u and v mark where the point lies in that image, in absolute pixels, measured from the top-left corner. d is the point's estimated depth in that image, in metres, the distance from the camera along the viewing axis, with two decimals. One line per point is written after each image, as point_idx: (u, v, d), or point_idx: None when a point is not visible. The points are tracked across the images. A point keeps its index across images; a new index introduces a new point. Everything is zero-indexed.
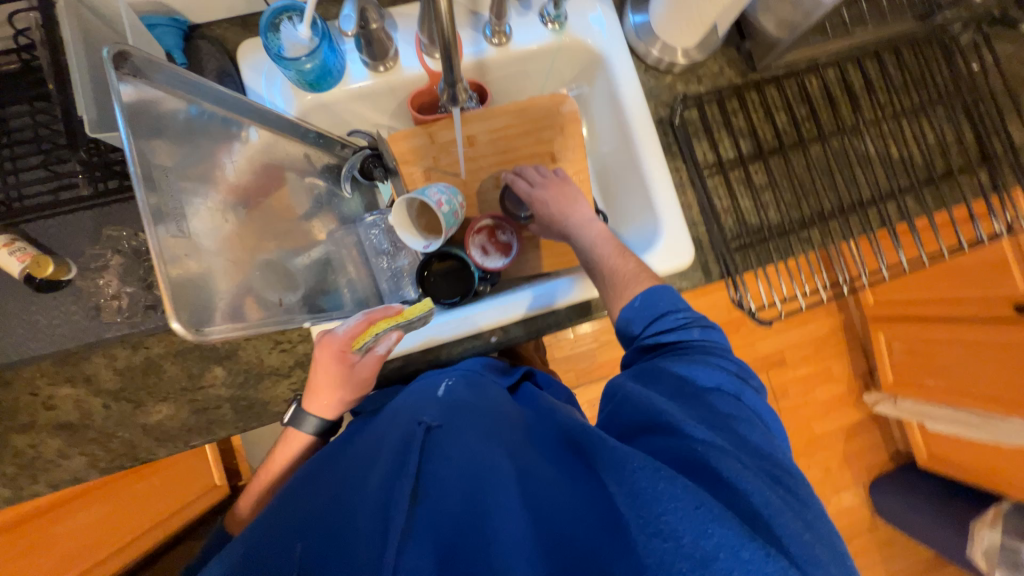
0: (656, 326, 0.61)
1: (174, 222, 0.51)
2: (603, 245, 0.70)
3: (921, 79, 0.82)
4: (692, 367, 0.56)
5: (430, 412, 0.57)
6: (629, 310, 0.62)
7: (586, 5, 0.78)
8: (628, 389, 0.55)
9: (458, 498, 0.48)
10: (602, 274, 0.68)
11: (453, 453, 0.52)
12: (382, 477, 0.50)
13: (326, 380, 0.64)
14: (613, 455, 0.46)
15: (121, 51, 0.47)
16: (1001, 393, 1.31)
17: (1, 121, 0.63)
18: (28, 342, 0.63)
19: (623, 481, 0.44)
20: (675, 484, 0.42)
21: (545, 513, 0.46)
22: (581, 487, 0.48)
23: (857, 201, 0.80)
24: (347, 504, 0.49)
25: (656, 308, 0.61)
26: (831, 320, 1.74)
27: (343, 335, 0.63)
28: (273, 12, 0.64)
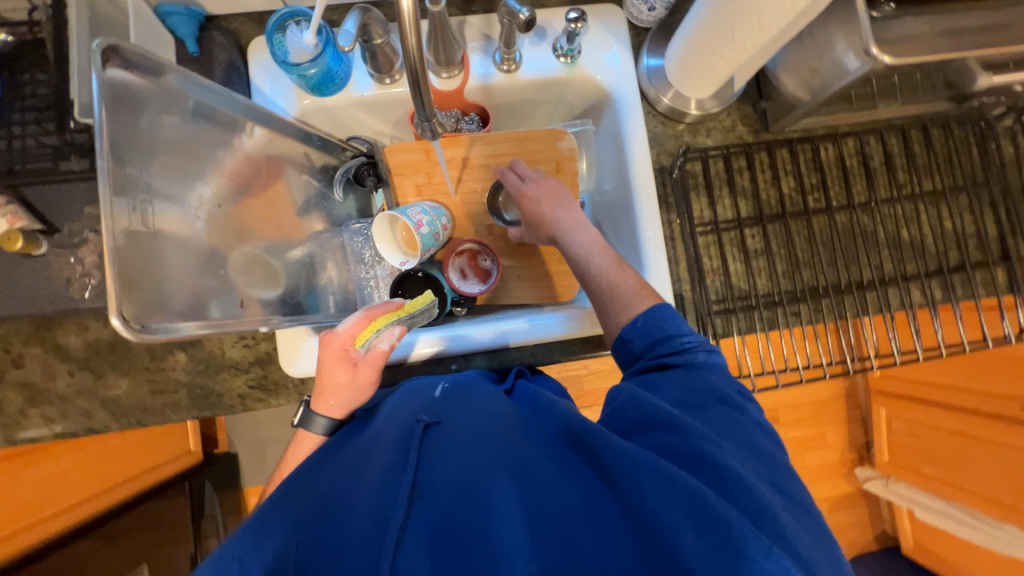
0: (660, 343, 0.55)
1: (138, 212, 0.49)
2: (592, 251, 0.66)
3: (946, 162, 0.78)
4: (692, 378, 0.51)
5: (427, 412, 0.56)
6: (629, 329, 0.57)
7: (602, 42, 0.76)
8: (631, 391, 0.50)
9: (454, 493, 0.45)
10: (595, 294, 0.63)
11: (449, 451, 0.50)
12: (380, 476, 0.49)
13: (331, 381, 0.63)
14: (609, 450, 0.44)
15: (113, 45, 0.46)
16: (1002, 496, 1.24)
17: (16, 89, 0.66)
18: (5, 301, 0.65)
19: (623, 479, 0.42)
20: (677, 489, 0.40)
21: (545, 502, 0.44)
22: (581, 476, 0.46)
23: (856, 282, 0.76)
24: (346, 503, 0.48)
25: (659, 331, 0.55)
26: (833, 385, 1.67)
27: (343, 334, 0.61)
28: (281, 15, 0.65)
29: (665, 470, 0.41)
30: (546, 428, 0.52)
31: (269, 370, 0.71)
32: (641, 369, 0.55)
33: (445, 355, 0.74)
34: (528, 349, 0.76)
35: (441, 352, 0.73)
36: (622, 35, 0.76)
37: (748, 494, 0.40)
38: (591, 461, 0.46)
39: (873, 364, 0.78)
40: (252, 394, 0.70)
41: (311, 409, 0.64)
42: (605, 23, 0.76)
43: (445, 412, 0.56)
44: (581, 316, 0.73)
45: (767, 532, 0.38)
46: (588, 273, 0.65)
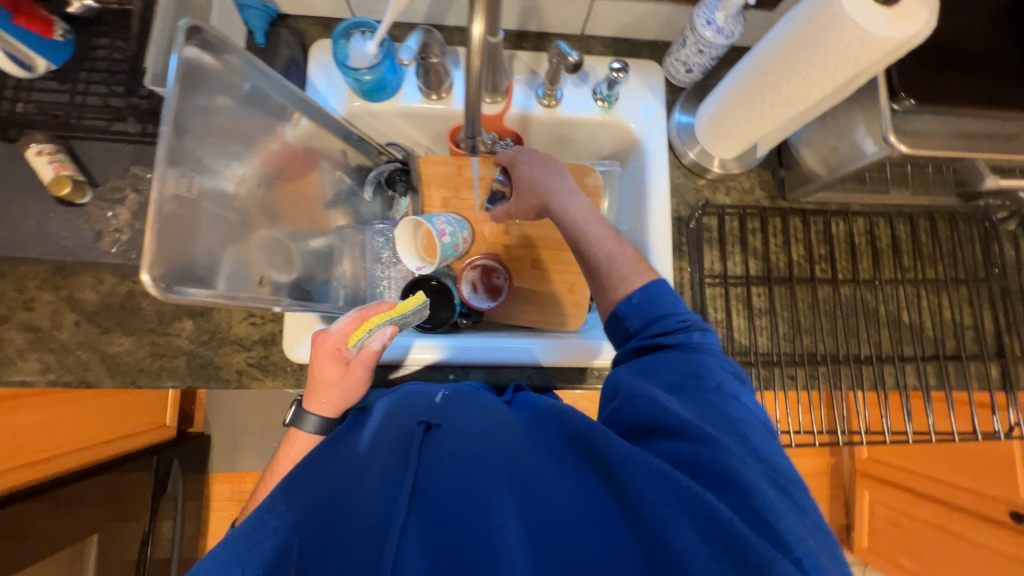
0: (658, 326, 0.55)
1: (186, 180, 0.52)
2: (587, 222, 0.63)
3: (950, 253, 0.81)
4: (691, 362, 0.52)
5: (429, 412, 0.57)
6: (624, 306, 0.56)
7: (639, 93, 0.81)
8: (629, 388, 0.51)
9: (455, 492, 0.47)
10: (593, 265, 0.61)
11: (451, 452, 0.51)
12: (382, 473, 0.50)
13: (321, 378, 0.61)
14: (614, 456, 0.45)
15: (196, 26, 0.50)
16: None
17: (89, 51, 0.70)
18: (31, 243, 0.67)
19: (626, 483, 0.44)
20: (675, 492, 0.42)
21: (547, 501, 0.45)
22: (585, 477, 0.47)
23: (854, 355, 0.78)
24: (352, 495, 0.48)
25: (655, 308, 0.55)
26: (819, 460, 1.65)
27: (336, 333, 0.61)
28: (349, 24, 0.70)
29: (666, 474, 0.43)
30: (550, 429, 0.53)
31: (270, 351, 0.71)
32: (636, 352, 0.55)
33: (444, 364, 0.74)
34: (527, 371, 0.77)
35: (440, 361, 0.73)
36: (658, 90, 0.81)
37: (749, 496, 0.41)
38: (595, 466, 0.47)
39: (863, 439, 0.78)
40: (250, 371, 0.71)
41: (303, 408, 0.63)
42: (644, 76, 0.81)
43: (448, 414, 0.57)
44: (579, 346, 0.75)
45: (769, 538, 0.40)
46: (585, 241, 0.62)
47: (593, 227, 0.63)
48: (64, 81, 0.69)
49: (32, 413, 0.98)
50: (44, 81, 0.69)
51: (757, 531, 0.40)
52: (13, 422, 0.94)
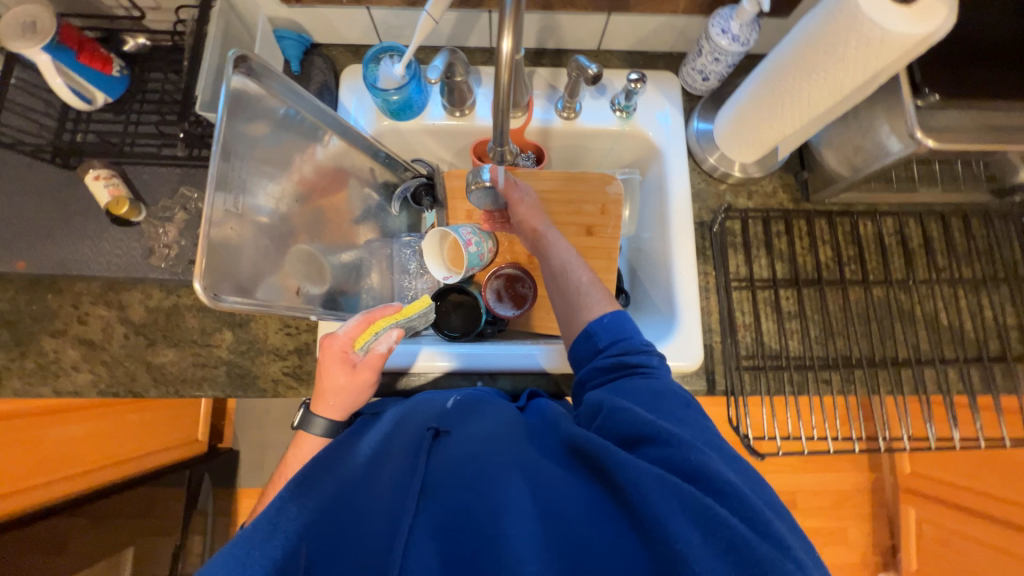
0: (622, 345, 0.57)
1: (232, 196, 0.55)
2: (569, 270, 0.67)
3: (987, 252, 0.79)
4: (655, 383, 0.53)
5: (439, 420, 0.58)
6: (594, 325, 0.59)
7: (657, 103, 0.83)
8: (608, 401, 0.51)
9: (461, 497, 0.47)
10: (573, 288, 0.65)
11: (459, 457, 0.51)
12: (393, 478, 0.51)
13: (325, 381, 0.61)
14: (611, 460, 0.44)
15: (244, 55, 0.54)
16: None
17: (142, 84, 0.76)
18: (88, 261, 0.72)
19: (628, 487, 0.43)
20: (676, 494, 0.41)
21: (551, 504, 0.45)
22: (585, 483, 0.47)
23: (891, 358, 0.75)
24: (360, 500, 0.48)
25: (622, 329, 0.58)
26: (858, 475, 1.57)
27: (342, 335, 0.62)
28: (379, 49, 0.74)
29: (666, 477, 0.42)
30: (553, 437, 0.53)
31: (304, 360, 0.74)
32: (601, 369, 0.56)
33: (474, 371, 0.75)
34: (554, 377, 0.77)
35: (471, 368, 0.75)
36: (676, 100, 0.83)
37: (742, 500, 0.42)
38: (596, 473, 0.47)
39: (906, 446, 0.75)
40: (285, 380, 0.73)
41: (309, 412, 0.62)
42: (661, 87, 0.84)
43: (455, 421, 0.57)
44: None
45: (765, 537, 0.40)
46: (570, 267, 0.67)
47: (575, 259, 0.69)
48: (120, 112, 0.75)
49: (73, 426, 1.02)
50: (101, 113, 0.75)
51: (752, 531, 0.40)
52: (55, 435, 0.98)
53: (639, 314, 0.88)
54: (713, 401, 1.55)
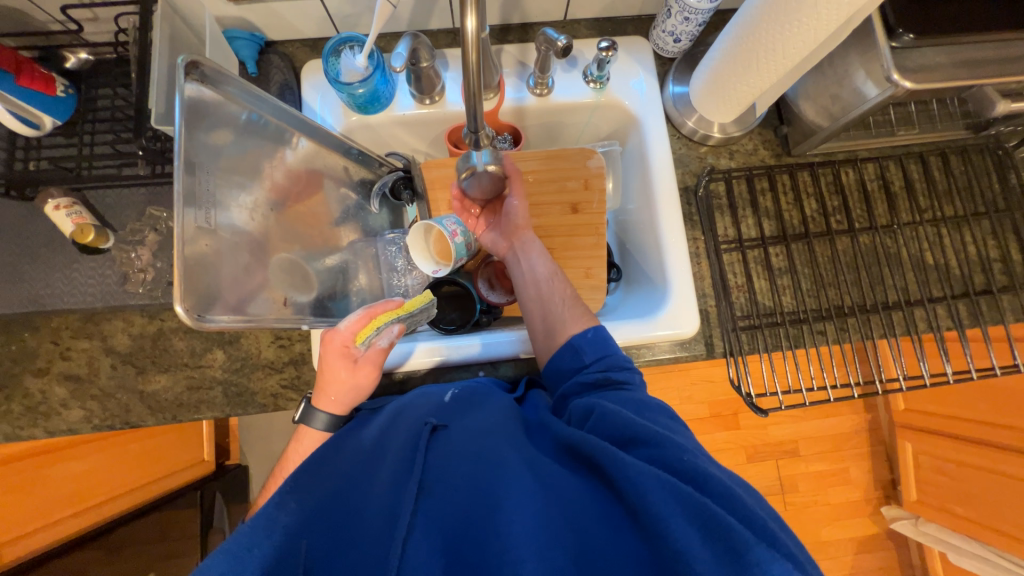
0: (604, 361, 0.60)
1: (203, 211, 0.53)
2: (550, 282, 0.70)
3: (966, 188, 0.79)
4: (635, 397, 0.56)
5: (435, 414, 0.57)
6: (579, 339, 0.62)
7: (630, 70, 0.81)
8: (599, 406, 0.52)
9: (463, 494, 0.47)
10: (558, 299, 0.68)
11: (457, 455, 0.50)
12: (391, 475, 0.50)
13: (329, 376, 0.61)
14: (609, 459, 0.44)
15: (194, 60, 0.51)
16: None
17: (91, 102, 0.72)
18: (61, 295, 0.69)
19: (626, 487, 0.43)
20: (675, 494, 0.41)
21: (551, 503, 0.45)
22: (584, 481, 0.47)
23: (881, 303, 0.76)
24: (360, 504, 0.49)
25: (605, 345, 0.61)
26: (856, 418, 1.62)
27: (344, 330, 0.60)
28: (338, 40, 0.71)
29: (665, 478, 0.42)
30: (550, 435, 0.53)
31: (302, 370, 0.72)
32: (587, 382, 0.58)
33: (474, 362, 0.74)
34: None
35: (470, 358, 0.74)
36: (649, 65, 0.82)
37: (739, 503, 0.42)
38: (594, 470, 0.47)
39: (902, 386, 0.77)
40: (284, 393, 0.72)
41: (310, 406, 0.62)
42: (632, 53, 0.82)
43: (453, 415, 0.57)
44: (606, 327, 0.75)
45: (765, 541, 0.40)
46: (554, 279, 0.71)
47: (557, 272, 0.72)
48: (71, 135, 0.71)
49: (73, 464, 1.00)
50: (51, 138, 0.71)
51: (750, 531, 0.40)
52: (57, 475, 0.96)
53: (632, 287, 0.88)
54: (711, 363, 1.58)
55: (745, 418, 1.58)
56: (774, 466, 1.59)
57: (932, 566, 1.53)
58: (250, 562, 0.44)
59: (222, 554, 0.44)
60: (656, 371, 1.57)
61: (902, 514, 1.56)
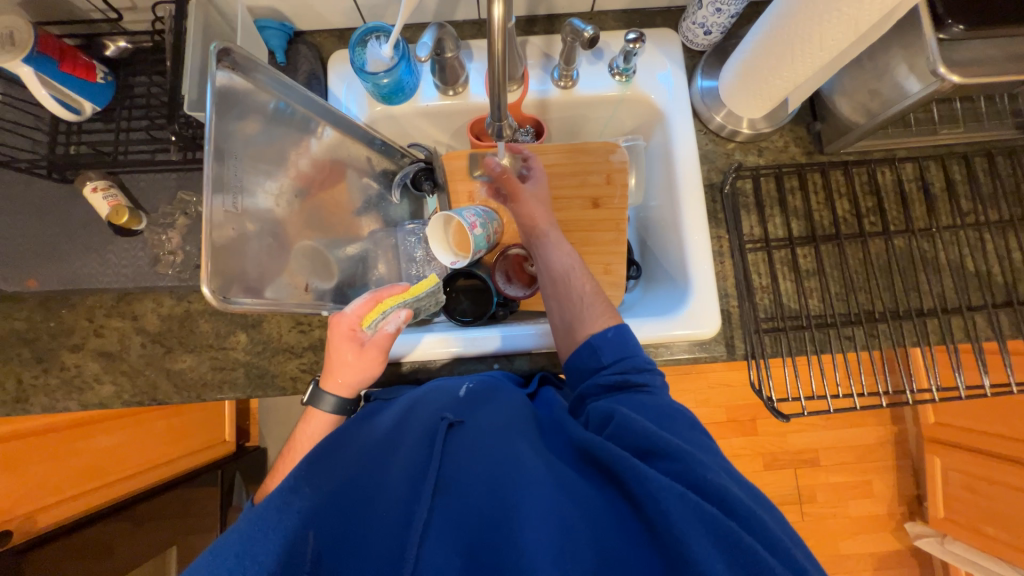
0: (624, 362, 0.59)
1: (230, 196, 0.54)
2: (574, 275, 0.69)
3: (1014, 192, 0.75)
4: (658, 400, 0.55)
5: (451, 409, 0.56)
6: (600, 339, 0.60)
7: (657, 62, 0.80)
8: (619, 413, 0.51)
9: (480, 494, 0.47)
10: (576, 296, 0.66)
11: (474, 453, 0.50)
12: (407, 470, 0.50)
13: (337, 359, 0.62)
14: (630, 471, 0.45)
15: (225, 47, 0.52)
16: None
17: (129, 89, 0.75)
18: (97, 274, 0.72)
19: (647, 502, 0.43)
20: (698, 514, 0.41)
21: (568, 510, 0.45)
22: (602, 490, 0.47)
23: (915, 309, 0.73)
24: (375, 497, 0.48)
25: (627, 344, 0.60)
26: (882, 429, 1.57)
27: (351, 314, 0.61)
28: (364, 30, 0.71)
29: (688, 496, 0.42)
30: (568, 440, 0.53)
31: (320, 356, 0.74)
32: (608, 385, 0.58)
33: (488, 355, 0.75)
34: None
35: (485, 352, 0.74)
36: (677, 58, 0.80)
37: (760, 526, 0.42)
38: (612, 479, 0.47)
39: (934, 397, 0.73)
40: (303, 377, 0.74)
41: (320, 388, 0.63)
42: (660, 45, 0.80)
43: (468, 410, 0.57)
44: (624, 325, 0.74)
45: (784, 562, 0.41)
46: (574, 275, 0.69)
47: (578, 266, 0.70)
48: (110, 121, 0.74)
49: (101, 438, 1.04)
50: (91, 123, 0.74)
51: (769, 553, 0.41)
52: (86, 448, 1.00)
53: (652, 285, 0.86)
54: (731, 366, 1.55)
55: (763, 424, 1.54)
56: (793, 475, 1.55)
57: None
58: (261, 557, 0.44)
59: (237, 534, 0.45)
60: (674, 373, 1.54)
61: (927, 531, 1.51)
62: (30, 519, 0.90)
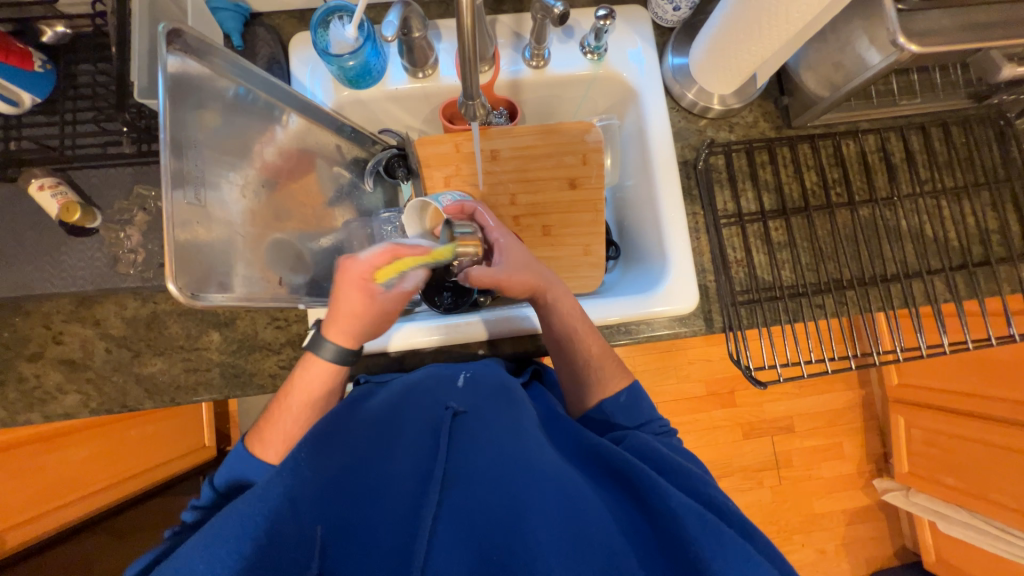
0: (638, 422, 0.63)
1: (193, 189, 0.52)
2: (576, 326, 0.65)
3: (968, 161, 0.78)
4: (674, 445, 0.60)
5: (456, 397, 0.58)
6: (613, 405, 0.63)
7: (627, 39, 0.79)
8: (640, 438, 0.56)
9: (488, 487, 0.49)
10: (582, 363, 0.65)
11: (479, 443, 0.53)
12: (413, 462, 0.52)
13: (345, 310, 0.57)
14: (647, 484, 0.47)
15: (175, 28, 0.49)
16: (1008, 501, 1.27)
17: (72, 78, 0.70)
18: (49, 278, 0.67)
19: (661, 512, 0.45)
20: (719, 537, 0.42)
21: (578, 506, 0.47)
22: (611, 492, 0.51)
23: (880, 275, 0.76)
24: (381, 484, 0.49)
25: (639, 412, 0.63)
26: (850, 393, 1.65)
27: (365, 263, 0.57)
28: (326, 10, 0.68)
29: (709, 518, 0.43)
30: (576, 442, 0.57)
31: (299, 351, 0.72)
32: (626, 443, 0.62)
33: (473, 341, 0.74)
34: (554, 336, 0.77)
35: (469, 336, 0.72)
36: (647, 34, 0.80)
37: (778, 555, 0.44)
38: (621, 482, 0.50)
39: (898, 358, 0.77)
40: (283, 374, 0.72)
41: (321, 334, 0.59)
42: (630, 21, 0.80)
43: (474, 399, 0.58)
44: (617, 301, 0.74)
45: None
46: (579, 338, 0.65)
47: (580, 325, 0.65)
48: (52, 113, 0.69)
49: (75, 449, 1.00)
50: (32, 116, 0.68)
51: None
52: (59, 459, 0.97)
53: (630, 265, 0.87)
54: (708, 341, 1.59)
55: (741, 396, 1.60)
56: (769, 442, 1.62)
57: (920, 535, 1.58)
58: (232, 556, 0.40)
59: (237, 515, 0.42)
60: (653, 351, 1.58)
61: (894, 486, 1.60)
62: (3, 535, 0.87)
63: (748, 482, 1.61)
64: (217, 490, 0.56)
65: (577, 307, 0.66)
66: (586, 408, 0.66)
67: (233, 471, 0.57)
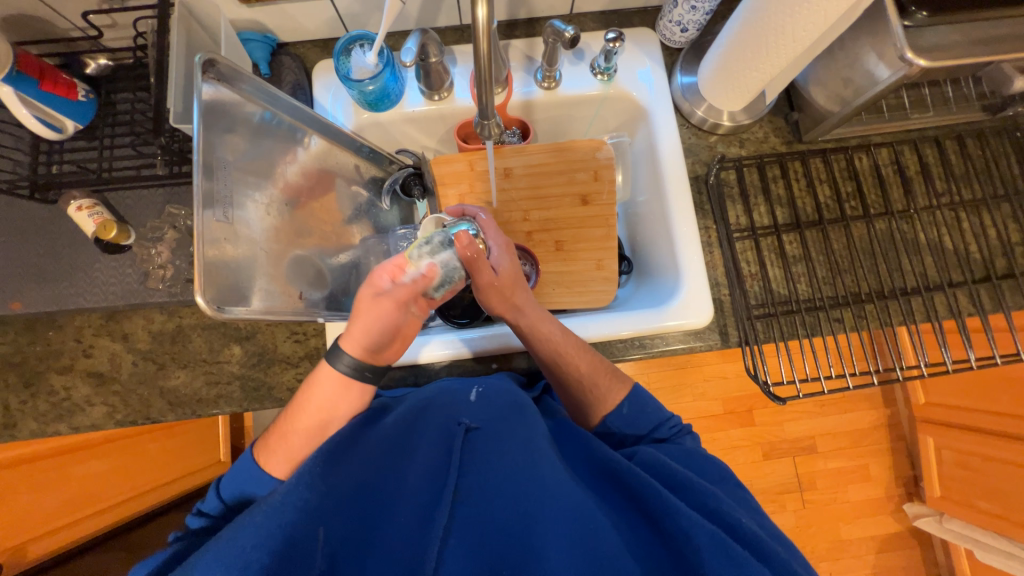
0: (647, 429, 0.64)
1: (221, 208, 0.54)
2: (563, 344, 0.65)
3: (985, 172, 0.78)
4: (682, 450, 0.60)
5: (468, 412, 0.58)
6: (619, 417, 0.64)
7: (636, 60, 0.82)
8: (649, 452, 0.56)
9: (501, 506, 0.50)
10: (575, 381, 0.65)
11: (490, 459, 0.53)
12: (424, 476, 0.53)
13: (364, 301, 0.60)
14: (662, 505, 0.47)
15: (211, 58, 0.52)
16: None
17: (112, 105, 0.74)
18: (83, 293, 0.71)
19: (676, 534, 0.45)
20: (732, 557, 0.43)
21: (590, 524, 0.47)
22: (622, 511, 0.51)
23: (900, 289, 0.75)
24: (394, 499, 0.50)
25: (641, 418, 0.64)
26: (875, 412, 1.59)
27: None
28: (348, 39, 0.72)
29: (719, 536, 0.44)
30: (588, 460, 0.56)
31: (317, 365, 0.73)
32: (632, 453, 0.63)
33: (488, 355, 0.74)
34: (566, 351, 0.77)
35: (487, 350, 0.73)
36: (656, 55, 0.82)
37: (793, 574, 0.44)
38: (634, 503, 0.51)
39: (923, 373, 0.75)
40: (300, 387, 0.73)
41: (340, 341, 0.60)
42: (639, 43, 0.82)
43: (488, 413, 0.58)
44: (631, 315, 0.74)
45: None
46: (566, 359, 0.64)
47: (567, 344, 0.65)
48: (92, 138, 0.73)
49: (93, 463, 1.01)
50: (74, 141, 0.73)
51: None
52: (79, 474, 0.99)
53: (643, 280, 0.88)
54: (724, 358, 1.56)
55: (759, 414, 1.56)
56: (791, 463, 1.56)
57: (956, 564, 1.50)
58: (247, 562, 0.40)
59: (256, 521, 0.42)
60: (668, 367, 1.56)
61: (925, 511, 1.53)
62: (21, 548, 0.90)
63: (770, 504, 1.55)
64: (224, 502, 0.55)
65: (562, 329, 0.66)
66: (592, 426, 0.66)
67: (240, 485, 0.55)
